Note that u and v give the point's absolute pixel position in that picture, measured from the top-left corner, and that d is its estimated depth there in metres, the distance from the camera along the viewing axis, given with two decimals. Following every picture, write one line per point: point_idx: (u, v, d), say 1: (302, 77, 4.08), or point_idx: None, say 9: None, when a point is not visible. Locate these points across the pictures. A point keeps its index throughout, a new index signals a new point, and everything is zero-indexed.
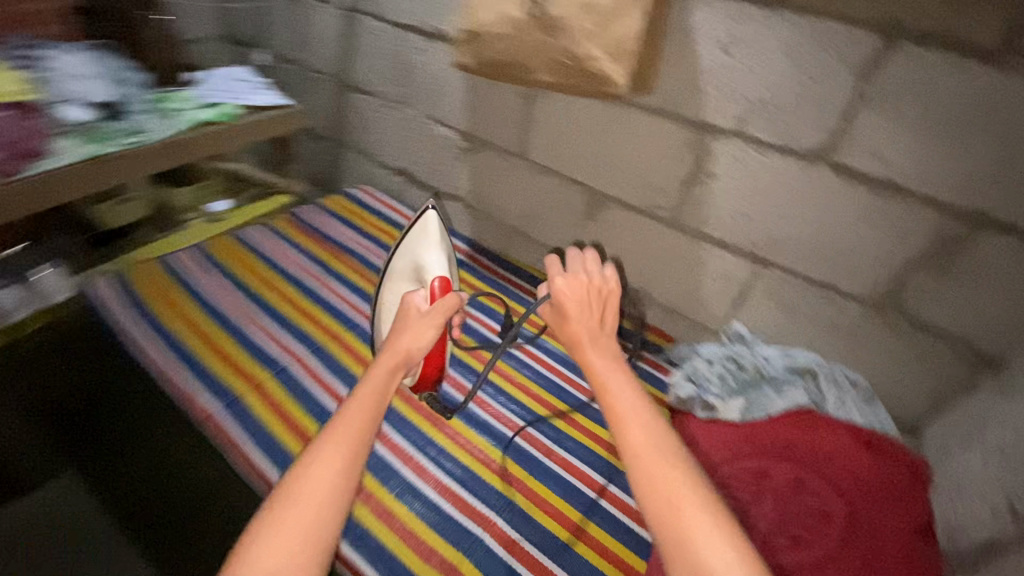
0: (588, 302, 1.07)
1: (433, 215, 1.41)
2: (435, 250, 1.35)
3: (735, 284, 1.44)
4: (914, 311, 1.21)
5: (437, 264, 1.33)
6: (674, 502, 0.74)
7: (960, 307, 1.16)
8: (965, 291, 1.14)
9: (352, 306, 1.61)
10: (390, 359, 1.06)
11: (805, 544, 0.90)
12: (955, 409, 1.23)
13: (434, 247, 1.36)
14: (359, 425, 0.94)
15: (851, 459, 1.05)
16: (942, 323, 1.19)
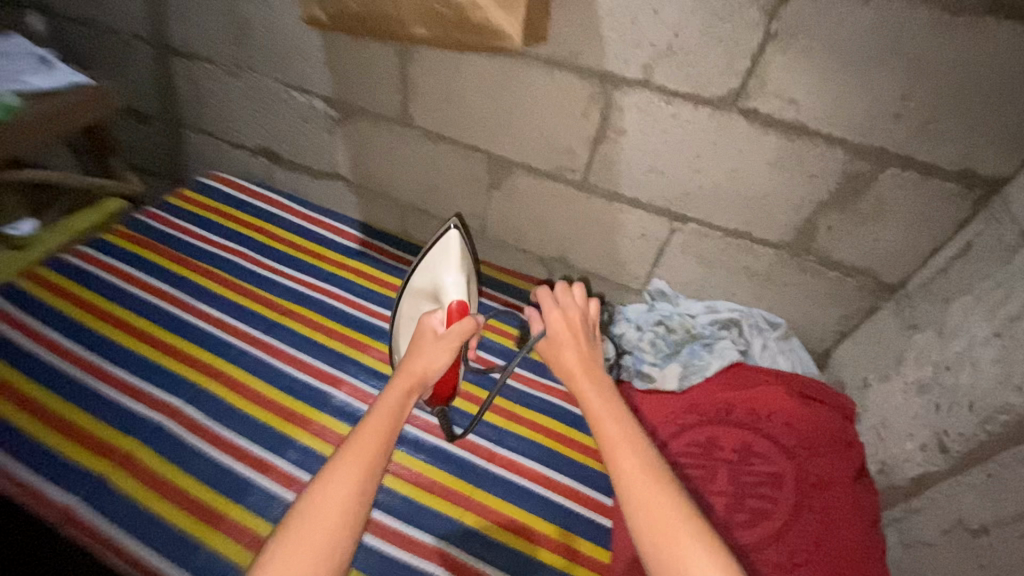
0: (568, 331, 0.88)
1: (457, 232, 1.14)
2: (454, 270, 1.08)
3: (653, 242, 1.37)
4: (823, 250, 1.24)
5: (456, 285, 1.07)
6: (668, 536, 0.61)
7: (863, 241, 1.19)
8: (868, 226, 1.17)
9: (230, 331, 1.35)
10: (406, 379, 0.86)
11: (762, 517, 0.90)
12: (860, 334, 1.30)
13: (454, 266, 1.09)
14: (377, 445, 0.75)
15: (789, 411, 1.05)
16: (848, 258, 1.23)
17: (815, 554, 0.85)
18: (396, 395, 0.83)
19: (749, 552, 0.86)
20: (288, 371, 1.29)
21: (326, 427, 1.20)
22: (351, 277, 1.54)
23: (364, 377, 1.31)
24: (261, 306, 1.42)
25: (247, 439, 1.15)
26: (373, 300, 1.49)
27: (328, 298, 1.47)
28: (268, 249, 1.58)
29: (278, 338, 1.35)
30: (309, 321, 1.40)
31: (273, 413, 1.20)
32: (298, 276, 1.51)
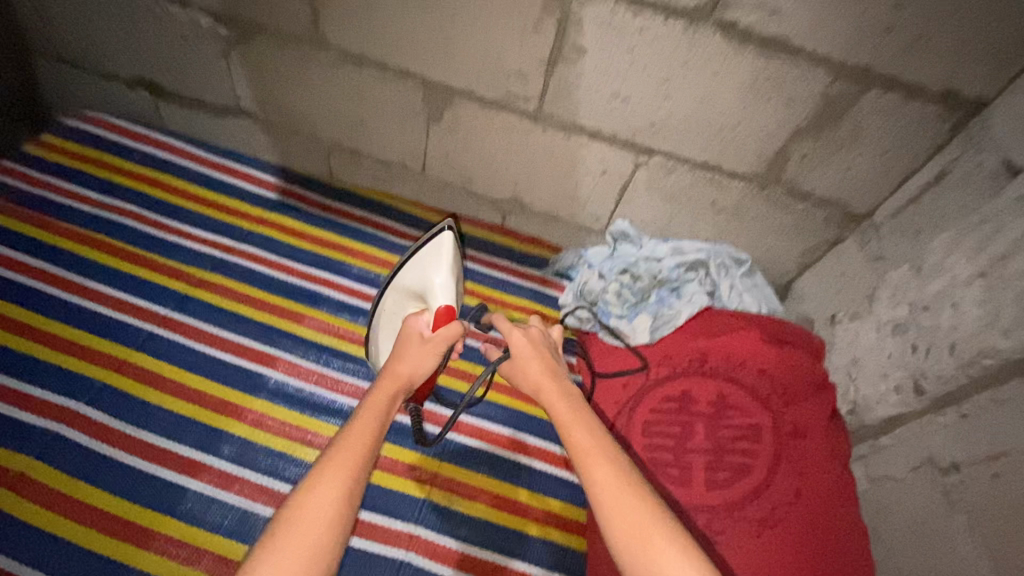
0: (532, 347, 0.87)
1: (450, 230, 0.97)
2: (442, 271, 0.94)
3: (616, 178, 1.25)
4: (794, 181, 1.16)
5: (444, 288, 0.93)
6: (643, 536, 0.62)
7: (835, 171, 1.12)
8: (842, 155, 1.10)
9: (133, 312, 1.14)
10: (390, 382, 0.84)
11: (742, 472, 0.87)
12: (823, 266, 1.28)
13: (442, 267, 0.94)
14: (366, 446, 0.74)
15: (762, 357, 1.01)
16: (818, 189, 1.17)
17: (794, 506, 0.83)
18: (383, 397, 0.82)
19: (730, 511, 0.84)
20: (209, 353, 1.11)
21: (263, 414, 1.06)
22: (274, 234, 1.34)
23: (303, 352, 1.16)
24: (168, 278, 1.20)
25: (171, 439, 1.00)
26: (302, 261, 1.30)
27: (249, 261, 1.27)
28: (167, 206, 1.32)
29: (193, 315, 1.16)
30: (229, 292, 1.21)
31: (197, 404, 1.04)
32: (209, 238, 1.29)
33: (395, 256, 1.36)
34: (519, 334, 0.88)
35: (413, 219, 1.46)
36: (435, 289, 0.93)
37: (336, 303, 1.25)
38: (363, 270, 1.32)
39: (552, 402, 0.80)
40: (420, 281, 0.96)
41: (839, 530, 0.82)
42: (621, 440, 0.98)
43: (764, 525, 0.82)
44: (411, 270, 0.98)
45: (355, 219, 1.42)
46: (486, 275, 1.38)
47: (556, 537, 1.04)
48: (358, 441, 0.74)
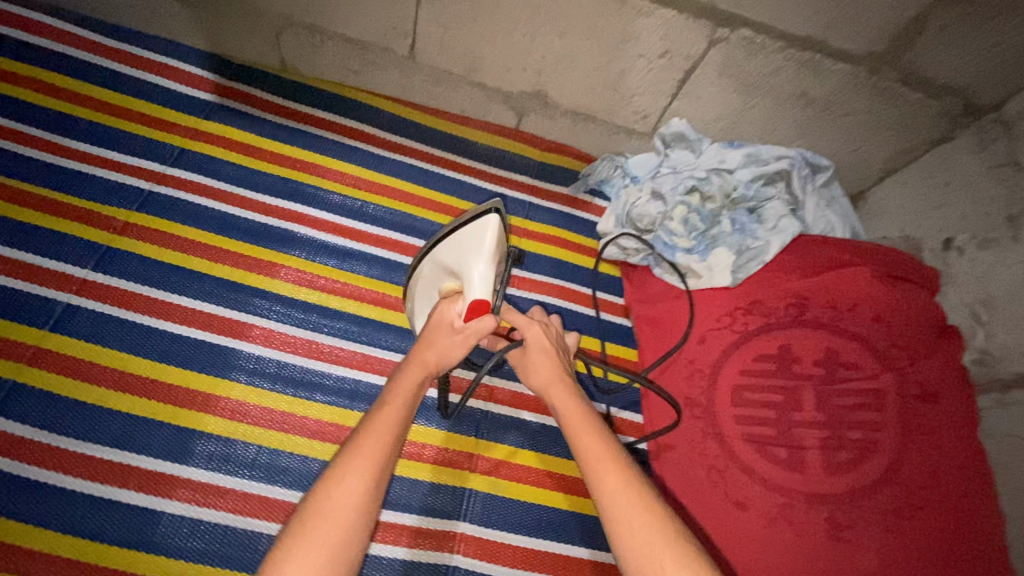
0: (539, 338, 0.73)
1: (496, 212, 0.68)
2: (481, 259, 0.66)
3: (677, 63, 0.94)
4: (915, 63, 0.88)
5: (482, 279, 0.66)
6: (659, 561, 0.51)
7: (975, 47, 0.84)
8: (993, 25, 0.81)
9: (37, 277, 0.82)
10: (418, 370, 0.66)
11: (867, 452, 0.71)
12: (918, 173, 1.04)
13: (480, 253, 0.67)
14: (382, 459, 0.57)
15: (876, 299, 0.81)
16: (942, 74, 0.89)
17: (932, 491, 0.69)
18: (408, 390, 0.64)
19: (857, 501, 0.69)
20: (157, 328, 0.83)
21: (243, 402, 0.82)
22: (218, 153, 0.99)
23: (282, 315, 0.89)
24: (79, 224, 0.87)
25: (125, 449, 0.75)
26: (262, 189, 0.98)
27: (189, 194, 0.94)
28: (56, 119, 0.94)
29: (121, 273, 0.86)
30: (168, 239, 0.90)
31: (152, 399, 0.79)
32: (125, 163, 0.94)
33: (383, 176, 1.05)
34: (539, 330, 0.74)
35: (400, 123, 1.11)
36: (468, 278, 0.67)
37: (316, 245, 0.96)
38: (345, 198, 1.01)
39: (561, 400, 0.68)
40: (453, 258, 0.70)
41: (985, 513, 0.68)
42: (704, 409, 0.80)
43: (897, 516, 0.68)
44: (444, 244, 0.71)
45: (324, 126, 1.07)
46: (503, 196, 1.09)
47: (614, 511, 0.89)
48: (370, 451, 0.57)
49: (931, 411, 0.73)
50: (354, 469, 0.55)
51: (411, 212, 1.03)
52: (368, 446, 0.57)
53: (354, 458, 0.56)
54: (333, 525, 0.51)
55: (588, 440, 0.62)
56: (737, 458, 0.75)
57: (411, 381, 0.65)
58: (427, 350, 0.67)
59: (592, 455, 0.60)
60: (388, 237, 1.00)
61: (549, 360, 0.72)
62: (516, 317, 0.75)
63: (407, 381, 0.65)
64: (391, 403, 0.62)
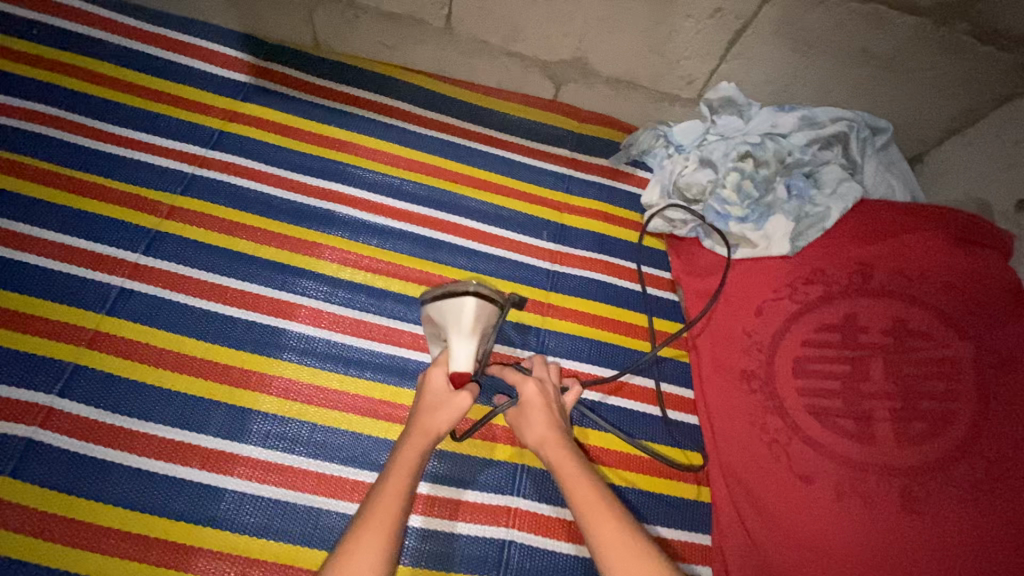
0: (537, 395, 0.74)
1: (476, 293, 0.75)
2: (463, 334, 0.73)
3: (729, 21, 0.89)
4: (989, 11, 0.82)
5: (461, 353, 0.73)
6: None
7: None
8: None
9: (90, 262, 0.83)
10: (419, 439, 0.66)
11: (942, 421, 0.68)
12: (984, 133, 0.98)
13: (461, 328, 0.74)
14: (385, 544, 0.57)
15: (946, 266, 0.78)
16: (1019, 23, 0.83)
17: (1018, 463, 0.64)
18: (410, 459, 0.65)
19: (933, 473, 0.66)
20: (207, 310, 0.84)
21: (295, 380, 0.82)
22: (255, 134, 0.98)
23: (328, 295, 0.89)
24: (127, 209, 0.88)
25: (185, 428, 0.76)
26: (301, 169, 0.97)
27: (230, 176, 0.94)
28: (96, 104, 0.94)
29: (173, 256, 0.86)
30: (212, 222, 0.90)
31: (208, 379, 0.80)
32: (167, 146, 0.94)
33: (419, 152, 1.03)
34: (534, 385, 0.75)
35: (433, 97, 1.09)
36: (451, 352, 0.74)
37: (358, 225, 0.95)
38: (382, 176, 0.99)
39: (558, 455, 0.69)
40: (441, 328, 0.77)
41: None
42: (763, 382, 0.78)
43: (979, 488, 0.64)
44: (432, 315, 0.78)
45: (356, 103, 1.05)
46: (542, 170, 1.07)
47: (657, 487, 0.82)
48: (373, 535, 0.57)
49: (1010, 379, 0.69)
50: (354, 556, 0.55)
51: (449, 189, 1.01)
52: (370, 531, 0.57)
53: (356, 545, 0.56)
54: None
55: (586, 494, 0.63)
56: (800, 431, 0.73)
57: (413, 447, 0.66)
58: (427, 418, 0.68)
59: (590, 510, 0.62)
60: (428, 215, 0.98)
61: (545, 415, 0.72)
62: (513, 374, 0.77)
63: (408, 451, 0.65)
64: (392, 480, 0.62)
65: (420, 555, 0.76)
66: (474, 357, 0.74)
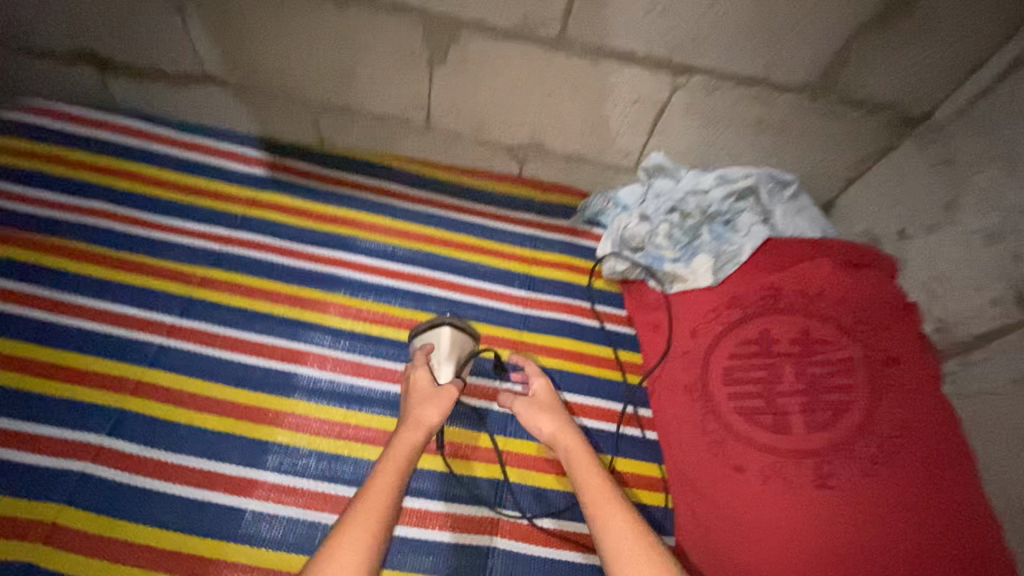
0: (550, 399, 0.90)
1: (449, 325, 0.95)
2: (442, 360, 0.92)
3: (649, 106, 1.12)
4: (848, 87, 1.05)
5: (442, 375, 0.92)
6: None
7: (900, 69, 1.01)
8: (910, 51, 0.98)
9: (136, 325, 1.01)
10: (416, 427, 0.78)
11: (843, 410, 0.82)
12: (874, 180, 1.17)
13: (440, 353, 0.93)
14: (381, 518, 0.65)
15: (839, 285, 0.95)
16: (877, 94, 1.06)
17: (904, 440, 0.79)
18: (408, 446, 0.75)
19: (840, 452, 0.79)
20: (233, 359, 1.00)
21: (306, 416, 0.97)
22: (274, 217, 1.19)
23: (333, 343, 1.05)
24: (167, 281, 1.07)
25: (213, 459, 0.89)
26: (311, 242, 1.16)
27: (252, 251, 1.13)
28: (145, 200, 1.16)
29: (205, 318, 1.04)
30: (236, 288, 1.08)
31: (232, 417, 0.94)
32: (199, 230, 1.14)
33: (408, 223, 1.23)
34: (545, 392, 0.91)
35: (419, 178, 1.31)
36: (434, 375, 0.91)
37: (357, 285, 1.12)
38: (378, 244, 1.19)
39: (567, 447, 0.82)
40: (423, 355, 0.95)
41: (953, 458, 0.79)
42: (700, 393, 0.93)
43: (877, 461, 0.78)
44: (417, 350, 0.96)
45: (355, 187, 1.26)
46: (512, 233, 1.26)
47: (637, 497, 0.94)
48: (373, 509, 0.65)
49: (893, 372, 0.85)
50: (361, 518, 0.64)
51: (434, 251, 1.20)
52: (371, 505, 0.65)
53: (357, 517, 0.64)
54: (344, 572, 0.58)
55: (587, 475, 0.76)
56: (732, 429, 0.86)
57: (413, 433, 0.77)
58: (419, 410, 0.80)
59: (590, 486, 0.74)
60: (417, 273, 1.16)
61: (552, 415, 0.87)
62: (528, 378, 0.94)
63: (407, 437, 0.76)
64: (392, 459, 0.72)
65: (407, 561, 0.86)
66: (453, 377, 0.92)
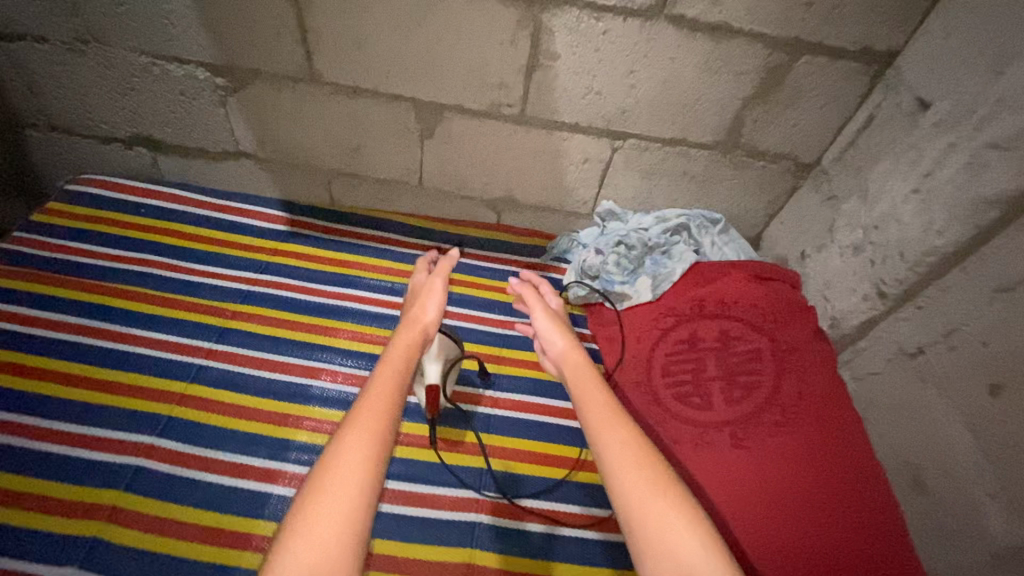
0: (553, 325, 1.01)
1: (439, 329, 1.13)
2: (431, 359, 1.10)
3: (596, 163, 1.39)
4: (750, 140, 1.29)
5: (431, 372, 1.10)
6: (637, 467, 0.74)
7: (796, 124, 1.24)
8: (799, 110, 1.21)
9: (179, 349, 1.21)
10: (413, 337, 0.92)
11: (753, 388, 1.06)
12: (786, 215, 1.42)
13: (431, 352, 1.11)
14: (388, 406, 0.78)
15: (751, 294, 1.19)
16: (771, 145, 1.29)
17: (800, 407, 1.02)
18: (406, 352, 0.88)
19: (751, 419, 1.02)
20: (259, 375, 1.19)
21: (322, 420, 1.15)
22: (293, 262, 1.42)
23: (341, 361, 1.25)
24: (204, 314, 1.28)
25: (245, 453, 1.08)
26: (323, 280, 1.39)
27: (274, 289, 1.35)
28: (187, 251, 1.40)
29: (236, 342, 1.24)
30: (261, 318, 1.29)
31: (260, 421, 1.12)
32: (230, 274, 1.37)
33: (404, 263, 1.46)
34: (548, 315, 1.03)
35: (413, 228, 1.56)
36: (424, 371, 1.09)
37: (362, 313, 1.34)
38: (379, 280, 1.41)
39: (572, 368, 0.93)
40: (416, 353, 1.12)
41: (838, 419, 1.03)
42: (645, 385, 1.13)
43: (779, 424, 1.00)
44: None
45: (359, 236, 1.51)
46: (492, 269, 1.49)
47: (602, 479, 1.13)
48: (381, 399, 0.78)
49: (791, 357, 1.09)
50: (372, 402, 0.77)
51: None
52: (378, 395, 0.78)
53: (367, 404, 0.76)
54: (362, 448, 0.72)
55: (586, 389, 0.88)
56: (670, 410, 1.08)
57: (410, 340, 0.91)
58: (413, 326, 0.94)
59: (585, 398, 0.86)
60: None
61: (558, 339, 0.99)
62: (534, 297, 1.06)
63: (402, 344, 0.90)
64: (394, 361, 0.85)
65: (409, 533, 1.02)
66: (441, 374, 1.10)
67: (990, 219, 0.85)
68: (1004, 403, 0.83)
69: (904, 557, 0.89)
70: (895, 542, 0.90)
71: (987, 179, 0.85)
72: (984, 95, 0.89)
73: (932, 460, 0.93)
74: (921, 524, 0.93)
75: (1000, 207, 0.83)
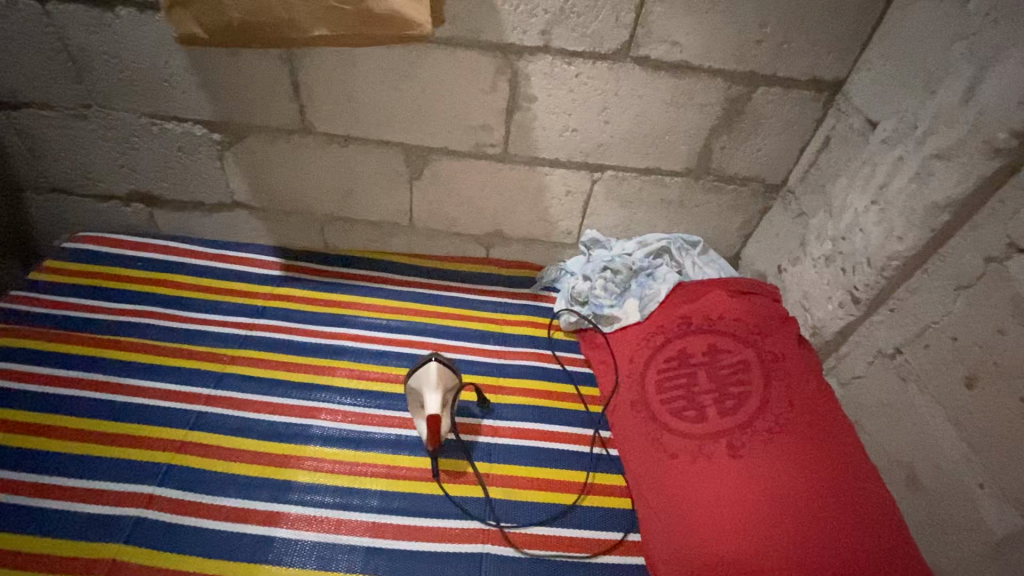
0: None
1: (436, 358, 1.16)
2: (431, 388, 1.13)
3: (578, 195, 1.46)
4: (720, 166, 1.37)
5: (432, 401, 1.12)
6: None
7: (760, 150, 1.34)
8: (761, 136, 1.31)
9: (176, 398, 1.21)
10: None
11: (744, 397, 1.10)
12: (761, 234, 1.50)
13: (430, 383, 1.14)
14: None
15: (735, 308, 1.25)
16: (740, 170, 1.38)
17: (791, 412, 1.06)
18: None
19: (746, 429, 1.05)
20: (260, 417, 1.20)
21: (322, 459, 1.15)
22: (289, 306, 1.45)
23: (340, 400, 1.25)
24: (201, 361, 1.29)
25: (247, 498, 1.07)
26: (319, 322, 1.42)
27: (272, 332, 1.38)
28: (181, 299, 1.42)
29: (235, 387, 1.24)
30: (260, 362, 1.30)
31: (261, 463, 1.12)
32: (228, 321, 1.39)
33: (397, 300, 1.50)
34: None
35: (405, 267, 1.60)
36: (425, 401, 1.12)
37: (359, 351, 1.36)
38: (375, 318, 1.44)
39: None
40: (418, 383, 1.15)
41: (828, 423, 1.06)
42: (641, 403, 1.20)
43: (772, 431, 1.04)
44: (411, 386, 1.16)
45: (353, 277, 1.55)
46: (485, 301, 1.53)
47: (607, 503, 1.13)
48: None
49: (779, 366, 1.13)
50: None
51: (421, 320, 1.45)
52: None
53: None
54: None
55: None
56: (667, 426, 1.13)
57: None
58: None
59: None
60: (409, 338, 1.40)
61: None
62: None
63: None
64: None
65: (416, 568, 1.00)
66: (441, 403, 1.13)
67: (943, 222, 0.93)
68: (979, 394, 0.86)
69: (905, 556, 0.90)
70: (895, 541, 0.92)
71: (935, 186, 0.94)
72: (922, 113, 0.99)
73: (922, 456, 0.96)
74: (921, 523, 0.95)
75: (950, 210, 0.91)
